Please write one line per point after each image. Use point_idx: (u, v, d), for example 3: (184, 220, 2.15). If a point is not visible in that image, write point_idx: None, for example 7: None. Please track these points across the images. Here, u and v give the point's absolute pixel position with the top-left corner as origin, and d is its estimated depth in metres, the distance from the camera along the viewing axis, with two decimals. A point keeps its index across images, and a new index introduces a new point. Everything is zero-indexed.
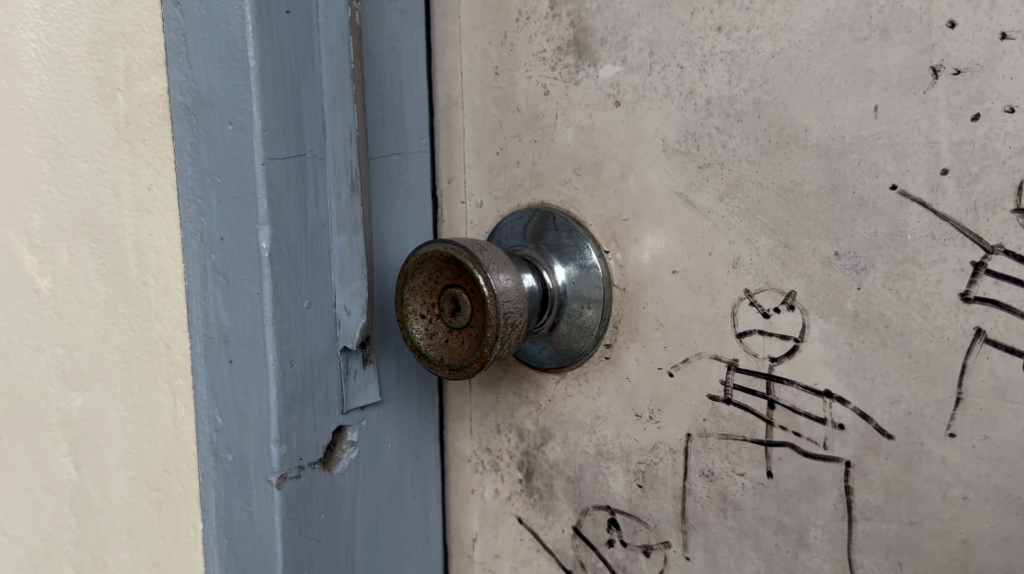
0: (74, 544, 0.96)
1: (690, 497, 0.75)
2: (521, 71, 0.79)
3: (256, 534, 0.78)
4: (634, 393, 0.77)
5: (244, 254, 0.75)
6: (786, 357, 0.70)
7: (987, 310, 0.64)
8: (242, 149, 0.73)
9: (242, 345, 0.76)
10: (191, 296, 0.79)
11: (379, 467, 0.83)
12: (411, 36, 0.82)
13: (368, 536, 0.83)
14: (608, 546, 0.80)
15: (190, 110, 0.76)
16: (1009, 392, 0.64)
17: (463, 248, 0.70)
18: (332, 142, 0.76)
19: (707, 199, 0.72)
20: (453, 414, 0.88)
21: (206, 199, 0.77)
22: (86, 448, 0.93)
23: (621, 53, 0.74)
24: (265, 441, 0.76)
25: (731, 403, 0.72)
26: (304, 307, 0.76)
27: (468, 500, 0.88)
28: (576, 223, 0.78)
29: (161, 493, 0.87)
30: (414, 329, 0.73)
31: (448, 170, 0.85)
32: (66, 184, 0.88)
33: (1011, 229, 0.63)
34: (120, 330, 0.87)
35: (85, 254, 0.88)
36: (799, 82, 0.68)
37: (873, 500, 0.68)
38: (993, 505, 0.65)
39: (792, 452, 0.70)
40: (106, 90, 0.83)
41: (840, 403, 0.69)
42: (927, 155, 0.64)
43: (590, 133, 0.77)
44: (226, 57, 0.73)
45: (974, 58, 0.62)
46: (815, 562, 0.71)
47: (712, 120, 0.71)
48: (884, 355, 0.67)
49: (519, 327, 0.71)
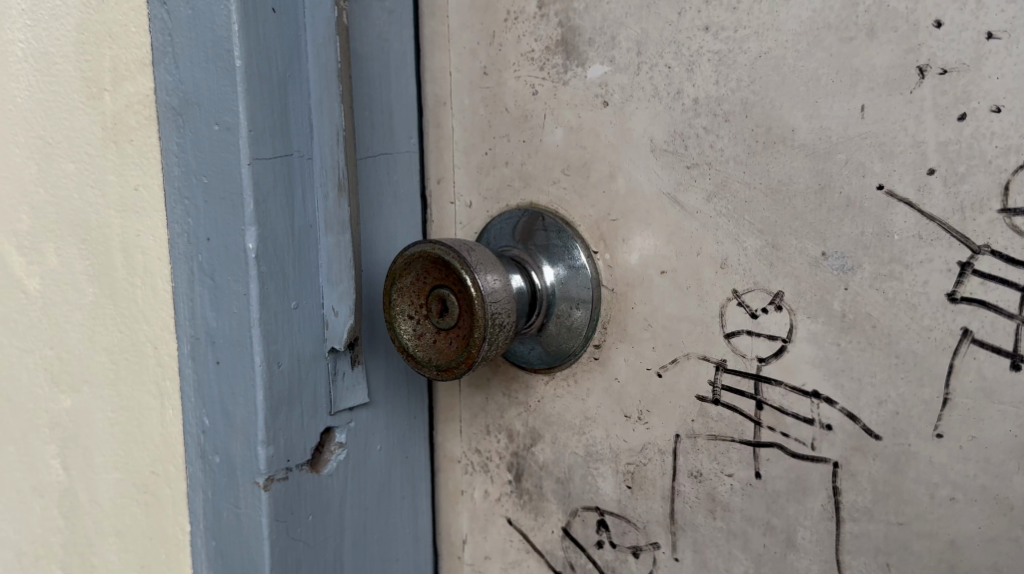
0: (63, 546, 0.96)
1: (679, 497, 0.75)
2: (509, 71, 0.79)
3: (244, 536, 0.78)
4: (623, 394, 0.77)
5: (232, 254, 0.74)
6: (774, 358, 0.70)
7: (974, 310, 0.64)
8: (228, 149, 0.73)
9: (229, 346, 0.76)
10: (179, 297, 0.79)
11: (368, 468, 0.83)
12: (400, 36, 0.82)
13: (357, 538, 0.82)
14: (598, 547, 0.80)
15: (177, 110, 0.76)
16: (995, 392, 0.63)
17: (450, 249, 0.70)
18: (319, 142, 0.75)
19: (695, 200, 0.72)
20: (442, 415, 0.88)
21: (192, 199, 0.76)
22: (75, 448, 0.92)
23: (608, 53, 0.74)
24: (251, 442, 0.76)
25: (719, 404, 0.72)
26: (291, 308, 0.75)
27: (458, 501, 0.88)
28: (565, 223, 0.77)
29: (150, 495, 0.87)
30: (402, 330, 0.73)
31: (437, 171, 0.84)
32: (54, 184, 0.88)
33: (998, 229, 0.63)
34: (108, 331, 0.87)
35: (72, 255, 0.88)
36: (786, 82, 0.67)
37: (861, 501, 0.68)
38: (980, 505, 0.64)
39: (780, 453, 0.70)
40: (93, 90, 0.83)
41: (828, 404, 0.68)
42: (914, 154, 0.64)
43: (578, 133, 0.76)
44: (212, 56, 0.73)
45: (960, 58, 0.62)
46: (804, 563, 0.71)
47: (700, 120, 0.71)
48: (872, 355, 0.67)
49: (507, 328, 0.71)
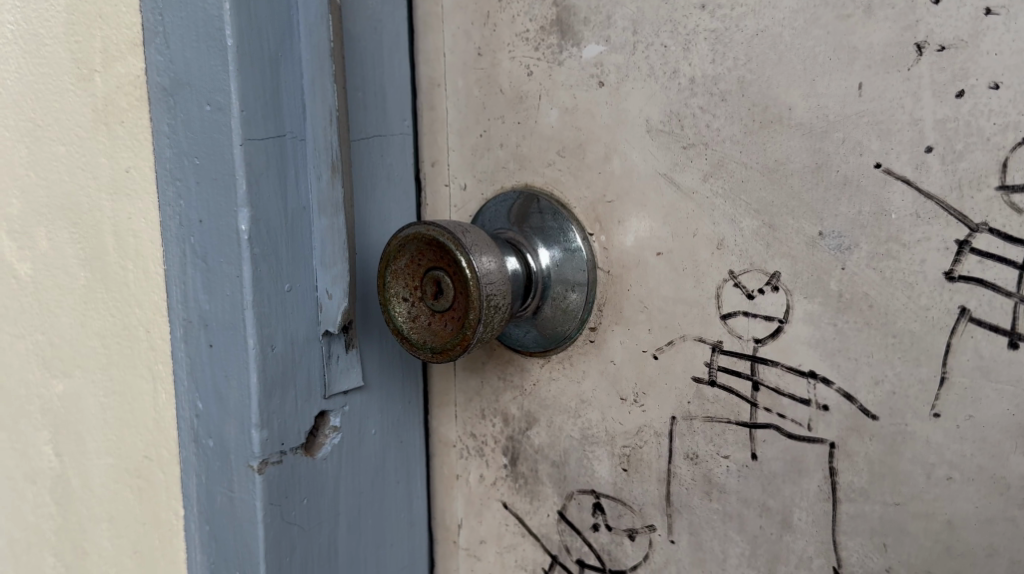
0: (55, 533, 0.96)
1: (675, 479, 0.75)
2: (503, 52, 0.78)
3: (238, 520, 0.77)
4: (618, 376, 0.76)
5: (223, 235, 0.74)
6: (770, 339, 0.69)
7: (971, 289, 0.63)
8: (220, 130, 0.72)
9: (222, 329, 0.75)
10: (171, 280, 0.78)
11: (363, 452, 0.82)
12: (393, 17, 0.81)
13: (352, 522, 0.82)
14: (593, 530, 0.80)
15: (167, 90, 0.75)
16: (993, 371, 0.63)
17: (445, 230, 0.70)
18: (312, 123, 0.75)
19: (691, 180, 0.71)
20: (437, 399, 0.87)
21: (184, 180, 0.76)
22: (67, 434, 0.92)
23: (604, 32, 0.74)
24: (245, 426, 0.75)
25: (716, 386, 0.72)
26: (284, 291, 0.75)
27: (453, 486, 0.88)
28: (560, 205, 0.77)
29: (142, 480, 0.86)
30: (397, 312, 0.72)
31: (431, 153, 0.84)
32: (45, 167, 0.87)
33: (995, 207, 0.62)
34: (99, 316, 0.86)
35: (64, 239, 0.87)
36: (783, 60, 0.67)
37: (857, 482, 0.68)
38: (977, 485, 0.64)
39: (776, 435, 0.70)
40: (83, 72, 0.82)
41: (824, 384, 0.68)
42: (911, 132, 0.64)
43: (574, 114, 0.76)
44: (203, 36, 0.72)
45: (958, 34, 0.62)
46: (799, 544, 0.71)
47: (696, 100, 0.70)
48: (868, 335, 0.66)
49: (502, 310, 0.71)
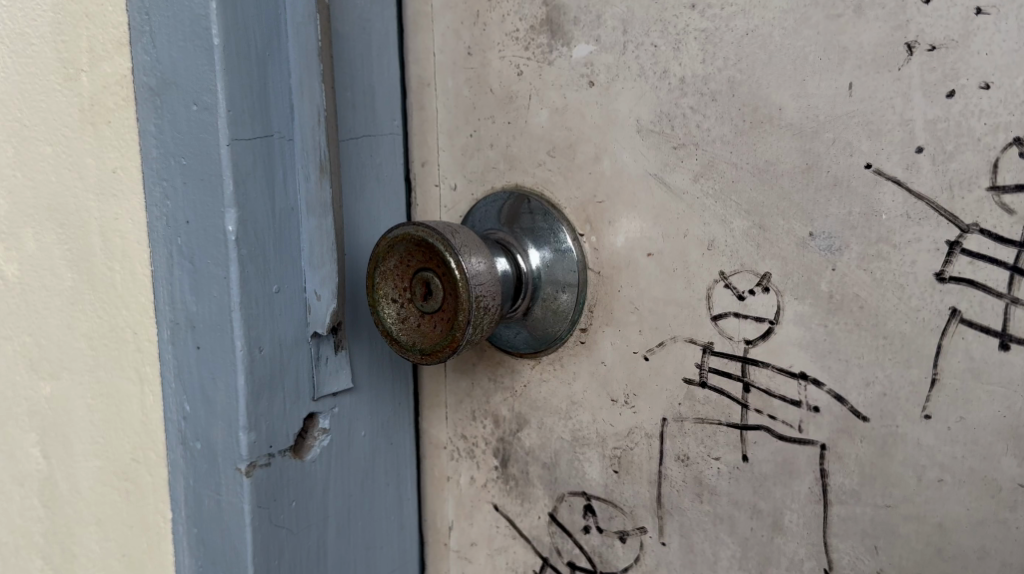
0: (43, 536, 0.95)
1: (665, 481, 0.75)
2: (493, 52, 0.78)
3: (225, 524, 0.77)
4: (609, 377, 0.76)
5: (210, 236, 0.73)
6: (761, 340, 0.69)
7: (962, 290, 0.63)
8: (207, 130, 0.72)
9: (209, 330, 0.75)
10: (158, 281, 0.78)
11: (352, 454, 0.82)
12: (382, 16, 0.80)
13: (341, 525, 0.82)
14: (584, 532, 0.79)
15: (154, 90, 0.75)
16: (984, 373, 0.63)
17: (434, 231, 0.69)
18: (300, 122, 0.74)
19: (682, 180, 0.71)
20: (427, 400, 0.87)
21: (170, 181, 0.75)
22: (55, 437, 0.91)
23: (594, 31, 0.73)
24: (233, 429, 0.75)
25: (706, 387, 0.72)
26: (272, 292, 0.74)
27: (444, 488, 0.87)
28: (550, 206, 0.76)
29: (130, 483, 0.86)
30: (386, 313, 0.72)
31: (421, 153, 0.83)
32: (32, 168, 0.86)
33: (986, 208, 0.62)
34: (87, 317, 0.85)
35: (50, 240, 0.86)
36: (773, 60, 0.67)
37: (848, 483, 0.67)
38: (968, 487, 0.64)
39: (767, 436, 0.70)
40: (70, 71, 0.81)
41: (815, 386, 0.68)
42: (902, 133, 0.63)
43: (564, 114, 0.75)
44: (190, 35, 0.71)
45: (949, 34, 0.62)
46: (791, 547, 0.70)
47: (686, 100, 0.70)
48: (859, 337, 0.66)
49: (491, 311, 0.70)
